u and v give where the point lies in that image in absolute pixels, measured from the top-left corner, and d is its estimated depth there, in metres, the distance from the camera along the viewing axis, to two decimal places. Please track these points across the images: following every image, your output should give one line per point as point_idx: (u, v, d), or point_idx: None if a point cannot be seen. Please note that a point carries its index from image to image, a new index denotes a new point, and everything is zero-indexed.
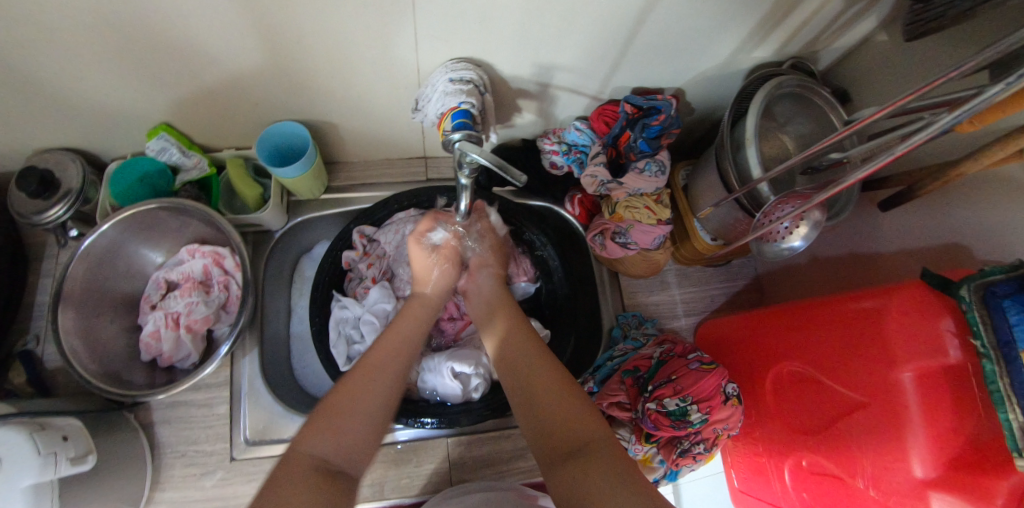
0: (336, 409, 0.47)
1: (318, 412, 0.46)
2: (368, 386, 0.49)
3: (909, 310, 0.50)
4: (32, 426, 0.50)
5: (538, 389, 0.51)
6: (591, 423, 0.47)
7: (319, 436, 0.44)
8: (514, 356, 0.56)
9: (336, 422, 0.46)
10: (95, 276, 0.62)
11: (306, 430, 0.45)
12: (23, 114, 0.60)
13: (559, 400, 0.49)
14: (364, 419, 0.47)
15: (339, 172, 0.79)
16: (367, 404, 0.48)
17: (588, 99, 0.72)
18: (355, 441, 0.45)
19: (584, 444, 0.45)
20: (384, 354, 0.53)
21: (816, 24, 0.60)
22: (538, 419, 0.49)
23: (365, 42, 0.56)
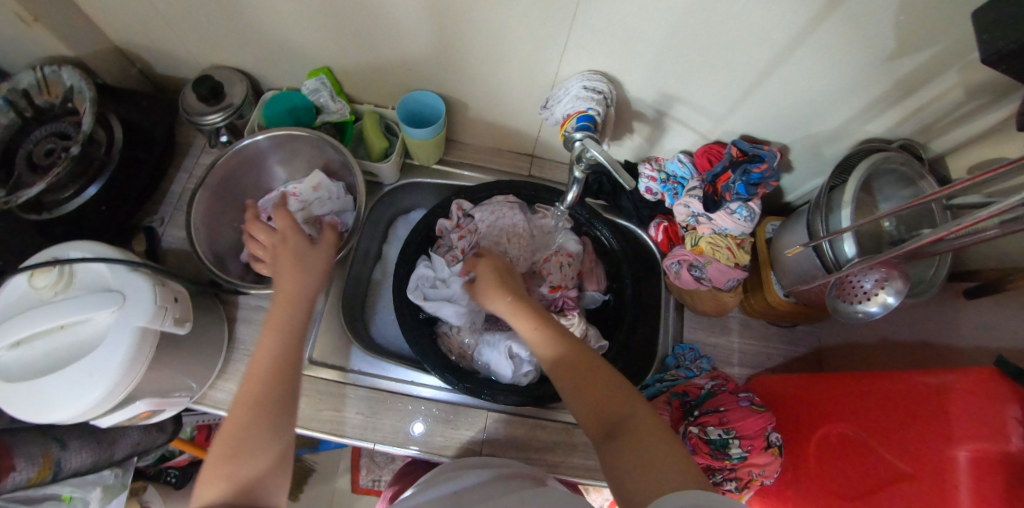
0: (229, 459, 0.45)
1: (212, 464, 0.46)
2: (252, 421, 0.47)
3: (974, 391, 0.51)
4: (156, 281, 0.60)
5: (577, 371, 0.53)
6: (626, 402, 0.50)
7: (218, 489, 0.44)
8: (533, 331, 0.56)
9: (231, 471, 0.45)
10: (232, 178, 0.71)
11: (200, 487, 0.45)
12: (221, 33, 0.71)
13: (596, 384, 0.52)
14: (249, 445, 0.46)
15: (454, 149, 0.87)
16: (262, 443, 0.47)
17: (696, 136, 0.78)
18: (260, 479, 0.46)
19: (623, 422, 0.49)
20: (261, 385, 0.49)
21: (932, 112, 0.64)
22: (583, 403, 0.52)
23: (522, 38, 0.64)
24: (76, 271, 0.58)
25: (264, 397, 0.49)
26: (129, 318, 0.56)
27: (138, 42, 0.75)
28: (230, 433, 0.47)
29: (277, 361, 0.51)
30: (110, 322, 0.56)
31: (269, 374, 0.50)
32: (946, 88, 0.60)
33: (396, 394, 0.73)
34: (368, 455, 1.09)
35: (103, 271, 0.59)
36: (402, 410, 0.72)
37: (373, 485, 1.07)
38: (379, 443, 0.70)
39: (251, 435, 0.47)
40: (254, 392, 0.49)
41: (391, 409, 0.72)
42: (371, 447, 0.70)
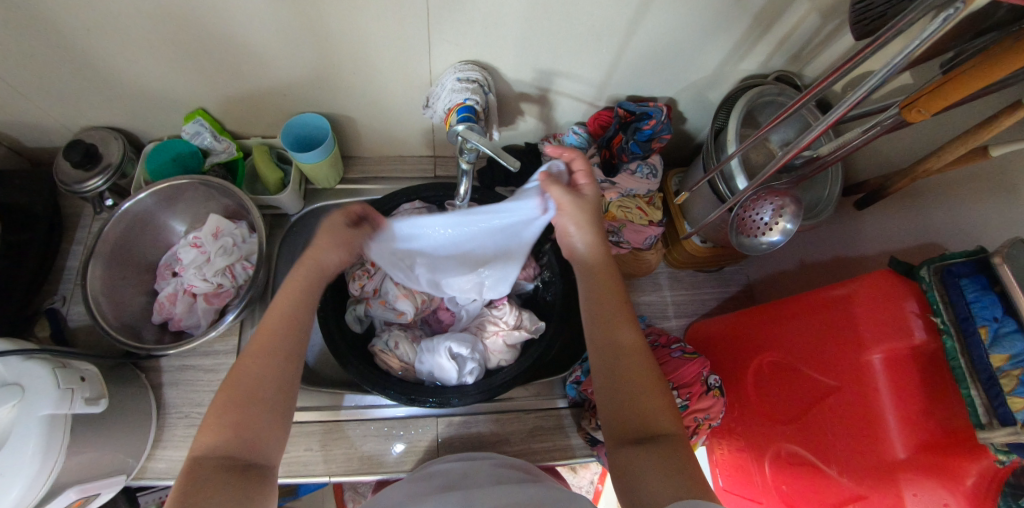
0: (226, 406, 0.46)
1: (211, 411, 0.46)
2: (264, 374, 0.48)
3: (875, 295, 0.54)
4: (56, 364, 0.55)
5: (637, 378, 0.51)
6: (672, 419, 0.49)
7: (218, 435, 0.45)
8: (630, 349, 0.53)
9: (233, 424, 0.45)
10: (124, 242, 0.68)
11: (200, 434, 0.45)
12: (81, 94, 0.68)
13: (646, 395, 0.50)
14: (263, 404, 0.47)
15: (354, 165, 0.86)
16: (265, 393, 0.47)
17: (586, 105, 0.79)
18: (259, 434, 0.46)
19: (664, 435, 0.48)
20: (276, 340, 0.50)
21: (797, 39, 0.66)
22: (626, 404, 0.50)
23: (385, 42, 0.63)
24: None
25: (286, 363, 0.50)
26: (33, 409, 0.51)
27: None
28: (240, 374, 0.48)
29: (287, 321, 0.52)
30: (12, 419, 0.50)
31: (282, 328, 0.51)
32: (803, 13, 0.62)
33: (347, 422, 0.72)
34: (351, 487, 1.07)
35: None
36: (352, 436, 0.71)
37: None
38: (335, 474, 0.69)
39: (266, 384, 0.48)
40: (267, 349, 0.49)
41: (341, 438, 0.71)
42: (327, 481, 0.69)
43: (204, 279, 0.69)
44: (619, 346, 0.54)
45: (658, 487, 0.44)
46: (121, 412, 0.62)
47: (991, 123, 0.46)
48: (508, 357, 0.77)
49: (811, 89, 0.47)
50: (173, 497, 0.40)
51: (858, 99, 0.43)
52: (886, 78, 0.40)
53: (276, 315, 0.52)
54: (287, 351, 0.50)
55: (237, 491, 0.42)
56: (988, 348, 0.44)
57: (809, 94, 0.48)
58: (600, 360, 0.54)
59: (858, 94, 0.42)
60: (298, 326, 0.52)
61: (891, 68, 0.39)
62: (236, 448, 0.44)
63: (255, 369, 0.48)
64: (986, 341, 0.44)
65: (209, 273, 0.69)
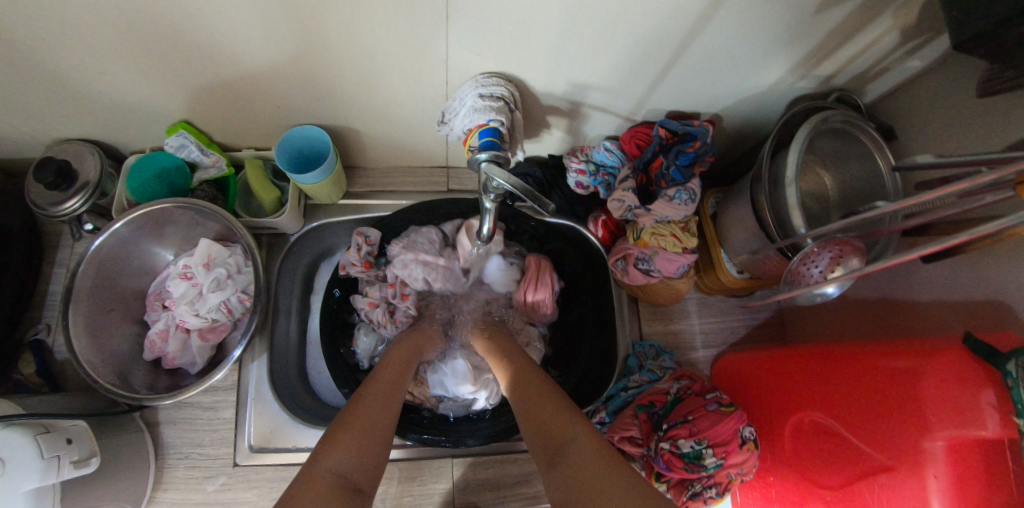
0: (339, 433, 0.45)
1: (327, 438, 0.44)
2: (372, 417, 0.48)
3: (946, 377, 0.48)
4: (38, 428, 0.49)
5: (543, 415, 0.50)
6: (571, 425, 0.47)
7: (341, 457, 0.42)
8: (532, 404, 0.52)
9: (349, 447, 0.43)
10: (108, 275, 0.62)
11: (323, 453, 0.42)
12: (46, 105, 0.59)
13: (552, 411, 0.50)
14: (376, 444, 0.46)
15: (357, 178, 0.77)
16: (373, 430, 0.46)
17: (620, 119, 0.69)
18: (367, 456, 0.44)
19: (570, 444, 0.45)
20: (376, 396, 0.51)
21: (871, 57, 0.57)
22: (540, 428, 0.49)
23: (395, 53, 0.54)
24: None
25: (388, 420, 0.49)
26: (17, 485, 0.46)
27: None
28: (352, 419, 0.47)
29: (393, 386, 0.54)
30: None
31: (388, 386, 0.53)
32: (883, 32, 0.53)
33: None
34: None
35: None
36: None
37: None
38: None
39: (375, 426, 0.47)
40: (377, 398, 0.51)
41: None
42: None
43: (195, 314, 0.62)
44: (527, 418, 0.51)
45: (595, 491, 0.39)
46: (115, 463, 0.57)
47: None
48: None
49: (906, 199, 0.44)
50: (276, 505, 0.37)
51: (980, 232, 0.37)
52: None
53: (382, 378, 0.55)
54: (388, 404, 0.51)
55: None
56: None
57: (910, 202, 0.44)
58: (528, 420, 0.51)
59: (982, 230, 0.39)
60: (402, 381, 0.56)
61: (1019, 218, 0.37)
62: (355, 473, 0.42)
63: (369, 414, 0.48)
64: None
65: (200, 308, 0.62)
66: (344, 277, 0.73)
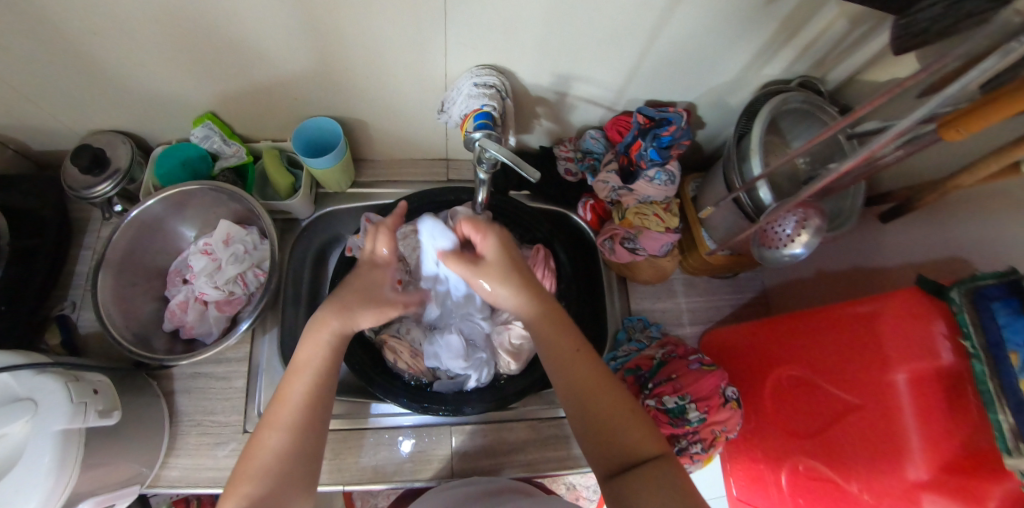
0: (250, 466, 0.44)
1: (241, 470, 0.44)
2: (277, 450, 0.45)
3: (900, 316, 0.53)
4: (69, 377, 0.55)
5: (608, 416, 0.48)
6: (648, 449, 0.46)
7: (249, 491, 0.43)
8: (596, 399, 0.48)
9: (250, 491, 0.43)
10: (135, 249, 0.67)
11: (228, 492, 0.43)
12: (89, 97, 0.66)
13: (619, 419, 0.47)
14: (292, 462, 0.45)
15: (365, 169, 0.84)
16: (290, 464, 0.45)
17: (603, 109, 0.77)
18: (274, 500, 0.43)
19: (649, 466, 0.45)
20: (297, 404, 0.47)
21: (823, 44, 0.64)
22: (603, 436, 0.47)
23: (400, 46, 0.61)
24: None
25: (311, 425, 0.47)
26: (46, 424, 0.50)
27: (2, 123, 0.69)
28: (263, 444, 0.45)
29: (309, 397, 0.48)
30: (26, 434, 0.50)
31: (303, 398, 0.47)
32: (830, 20, 0.60)
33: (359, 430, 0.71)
34: None
35: (8, 380, 0.52)
36: (364, 445, 0.71)
37: None
38: (349, 483, 0.68)
39: (285, 448, 0.45)
40: (285, 423, 0.46)
41: (354, 447, 0.70)
42: (341, 490, 0.69)
43: (213, 287, 0.68)
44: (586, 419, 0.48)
45: None
46: (133, 422, 0.61)
47: None
48: (514, 359, 0.74)
49: (851, 115, 0.48)
50: None
51: (910, 124, 0.43)
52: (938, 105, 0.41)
53: (301, 380, 0.48)
54: (300, 421, 0.46)
55: None
56: (1017, 373, 0.43)
57: (851, 116, 0.48)
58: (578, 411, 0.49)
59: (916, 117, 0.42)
60: (322, 390, 0.48)
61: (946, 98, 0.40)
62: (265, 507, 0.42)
63: (275, 444, 0.45)
64: (1017, 367, 0.43)
65: (218, 280, 0.68)
66: (350, 261, 0.77)
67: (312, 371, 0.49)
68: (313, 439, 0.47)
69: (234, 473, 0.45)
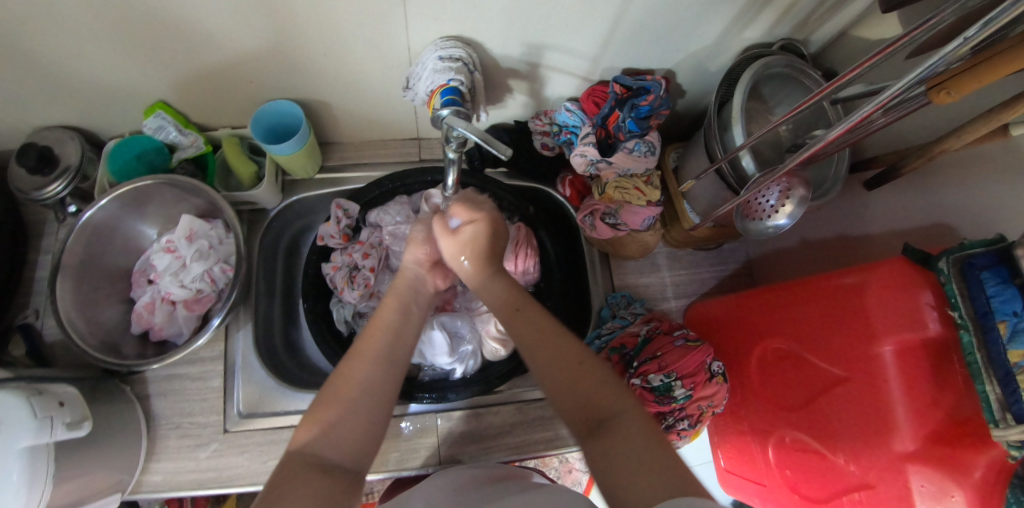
0: (330, 403, 0.42)
1: (314, 407, 0.42)
2: (361, 377, 0.44)
3: (886, 287, 0.51)
4: (30, 391, 0.51)
5: (573, 367, 0.45)
6: (622, 395, 0.43)
7: (317, 431, 0.40)
8: (558, 354, 0.46)
9: (322, 426, 0.40)
10: (94, 251, 0.64)
11: (301, 426, 0.41)
12: (23, 92, 0.62)
13: (586, 373, 0.45)
14: (365, 406, 0.42)
15: (332, 153, 0.80)
16: (366, 400, 0.42)
17: (579, 79, 0.73)
18: (349, 428, 0.41)
19: (621, 422, 0.41)
20: (381, 345, 0.46)
21: (805, 3, 0.60)
22: (571, 391, 0.44)
23: (357, 20, 0.57)
24: None
25: (390, 379, 0.45)
26: (12, 442, 0.47)
27: None
28: (341, 385, 0.43)
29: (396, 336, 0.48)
30: None
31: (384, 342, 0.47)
32: None
33: None
34: None
35: None
36: None
37: None
38: None
39: (360, 391, 0.43)
40: (373, 350, 0.46)
41: None
42: None
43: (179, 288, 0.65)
44: (555, 376, 0.45)
45: (640, 473, 0.37)
46: (105, 433, 0.59)
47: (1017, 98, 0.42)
48: (502, 345, 0.74)
49: (837, 80, 0.40)
50: (264, 490, 0.36)
51: (887, 98, 0.38)
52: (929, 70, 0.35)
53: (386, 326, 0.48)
54: (391, 356, 0.46)
55: (317, 492, 0.36)
56: (1006, 343, 0.41)
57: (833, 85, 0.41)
58: (543, 371, 0.46)
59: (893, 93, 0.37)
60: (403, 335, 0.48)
61: (935, 61, 0.34)
62: (332, 448, 0.40)
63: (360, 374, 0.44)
64: (1004, 336, 0.42)
65: (185, 280, 0.66)
66: (322, 249, 0.74)
67: (395, 310, 0.51)
68: (395, 376, 0.45)
69: (319, 396, 0.43)
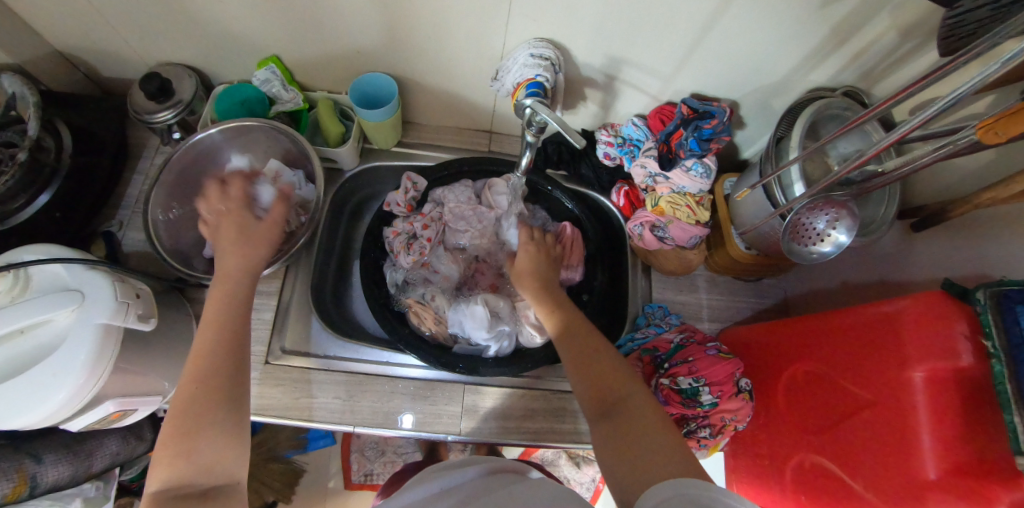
0: (179, 436, 0.44)
1: (165, 442, 0.44)
2: (195, 393, 0.46)
3: (922, 316, 0.53)
4: (115, 278, 0.57)
5: (594, 359, 0.54)
6: (630, 383, 0.51)
7: (172, 467, 0.43)
8: (587, 350, 0.55)
9: (181, 445, 0.44)
10: (187, 172, 0.71)
11: (154, 467, 0.43)
12: (164, 29, 0.70)
13: (609, 366, 0.53)
14: (220, 429, 0.45)
15: (411, 131, 0.87)
16: (213, 416, 0.46)
17: (648, 98, 0.79)
18: (200, 439, 0.44)
19: (621, 404, 0.49)
20: (213, 359, 0.49)
21: (871, 56, 0.65)
22: (593, 377, 0.53)
23: (466, 12, 0.64)
24: (32, 274, 0.55)
25: (228, 389, 0.48)
26: (91, 316, 0.52)
27: (79, 44, 0.73)
28: (180, 414, 0.45)
29: (224, 332, 0.51)
30: (71, 323, 0.52)
31: (220, 342, 0.50)
32: (881, 30, 0.61)
33: (376, 376, 0.73)
34: (357, 450, 1.12)
35: (60, 271, 0.55)
36: (378, 391, 0.72)
37: (366, 478, 1.10)
38: (359, 425, 0.70)
39: (201, 413, 0.45)
40: (202, 363, 0.48)
41: (367, 390, 0.72)
42: (350, 431, 0.70)
43: None
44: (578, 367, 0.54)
45: (645, 453, 0.44)
46: (164, 336, 0.63)
47: None
48: (538, 332, 0.74)
49: (877, 107, 0.51)
50: None
51: (926, 117, 0.44)
52: (968, 91, 0.40)
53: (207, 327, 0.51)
54: (227, 372, 0.49)
55: None
56: None
57: (870, 112, 0.52)
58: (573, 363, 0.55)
59: (927, 113, 0.43)
60: (233, 335, 0.52)
61: (973, 82, 0.39)
62: (194, 474, 0.43)
63: (187, 393, 0.46)
64: None
65: None
66: (386, 214, 0.80)
67: (222, 307, 0.53)
68: (234, 385, 0.49)
69: (160, 439, 0.44)
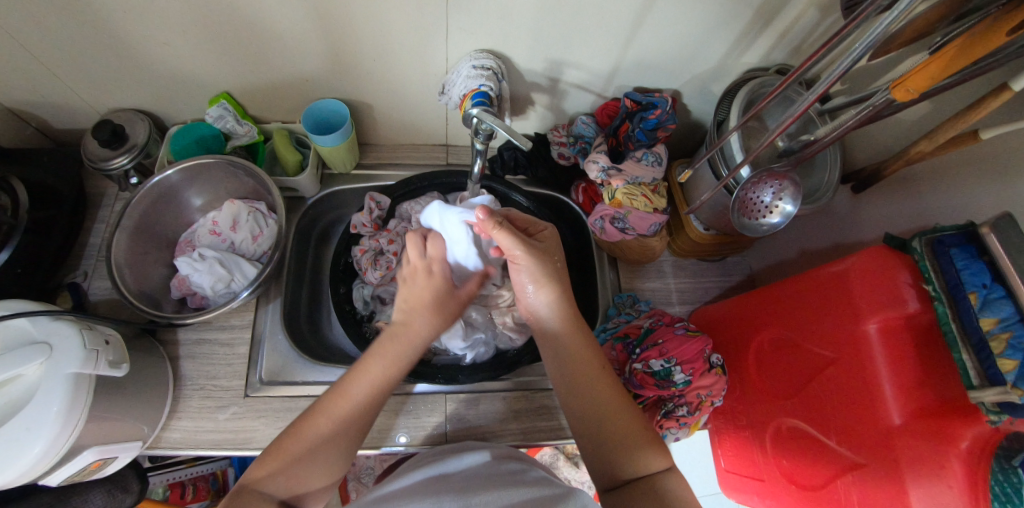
0: (296, 455, 0.49)
1: (279, 445, 0.50)
2: (331, 430, 0.51)
3: (869, 270, 0.56)
4: (83, 325, 0.57)
5: (616, 438, 0.54)
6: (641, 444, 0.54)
7: (272, 472, 0.48)
8: (599, 397, 0.56)
9: (291, 465, 0.49)
10: (147, 216, 0.71)
11: (263, 460, 0.49)
12: (111, 76, 0.71)
13: (619, 419, 0.55)
14: (327, 465, 0.51)
15: (369, 152, 0.89)
16: (329, 452, 0.51)
17: (593, 95, 0.82)
18: (305, 478, 0.49)
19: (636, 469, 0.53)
20: (353, 406, 0.53)
21: (794, 33, 0.69)
22: (604, 432, 0.55)
23: (406, 30, 0.66)
24: None
25: (354, 434, 0.53)
26: (60, 367, 0.53)
27: (26, 98, 0.74)
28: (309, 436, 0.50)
29: (372, 393, 0.54)
30: (40, 376, 0.52)
31: (362, 400, 0.53)
32: (799, 9, 0.65)
33: None
34: (354, 477, 1.11)
35: (26, 326, 0.55)
36: None
37: None
38: None
39: (322, 449, 0.50)
40: (350, 400, 0.53)
41: None
42: None
43: (210, 264, 0.70)
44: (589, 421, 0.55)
45: None
46: (139, 380, 0.63)
47: (980, 104, 0.50)
48: (518, 333, 0.79)
49: (794, 72, 0.51)
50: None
51: (839, 74, 0.45)
52: (869, 45, 0.42)
53: (366, 381, 0.54)
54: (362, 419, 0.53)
55: None
56: (976, 311, 0.46)
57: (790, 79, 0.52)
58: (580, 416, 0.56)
59: (837, 72, 0.45)
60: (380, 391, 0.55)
61: (871, 38, 0.42)
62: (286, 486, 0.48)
63: (325, 430, 0.51)
64: (976, 305, 0.46)
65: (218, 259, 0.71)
66: (353, 236, 0.80)
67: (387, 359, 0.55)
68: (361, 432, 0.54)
69: (281, 439, 0.51)
